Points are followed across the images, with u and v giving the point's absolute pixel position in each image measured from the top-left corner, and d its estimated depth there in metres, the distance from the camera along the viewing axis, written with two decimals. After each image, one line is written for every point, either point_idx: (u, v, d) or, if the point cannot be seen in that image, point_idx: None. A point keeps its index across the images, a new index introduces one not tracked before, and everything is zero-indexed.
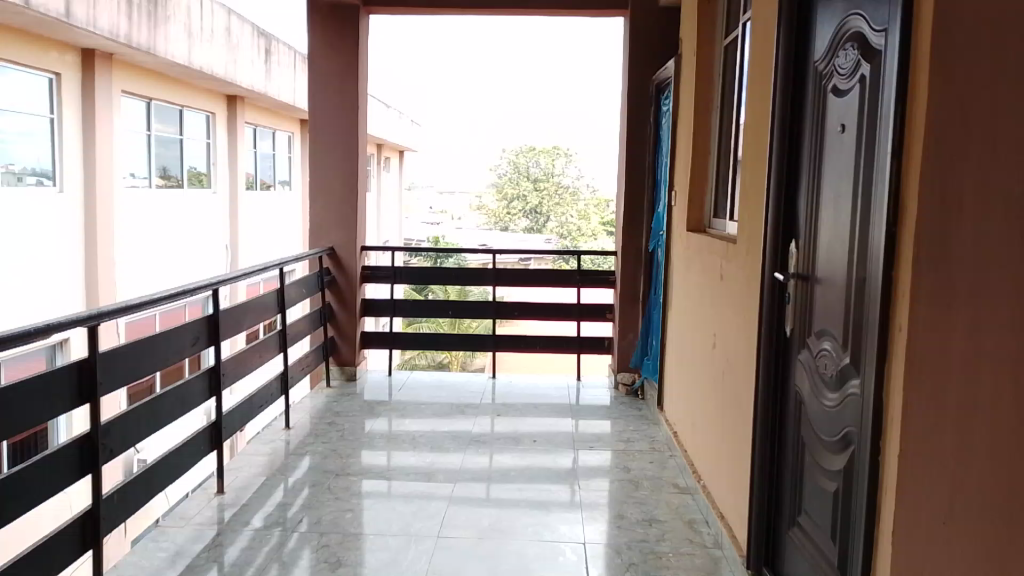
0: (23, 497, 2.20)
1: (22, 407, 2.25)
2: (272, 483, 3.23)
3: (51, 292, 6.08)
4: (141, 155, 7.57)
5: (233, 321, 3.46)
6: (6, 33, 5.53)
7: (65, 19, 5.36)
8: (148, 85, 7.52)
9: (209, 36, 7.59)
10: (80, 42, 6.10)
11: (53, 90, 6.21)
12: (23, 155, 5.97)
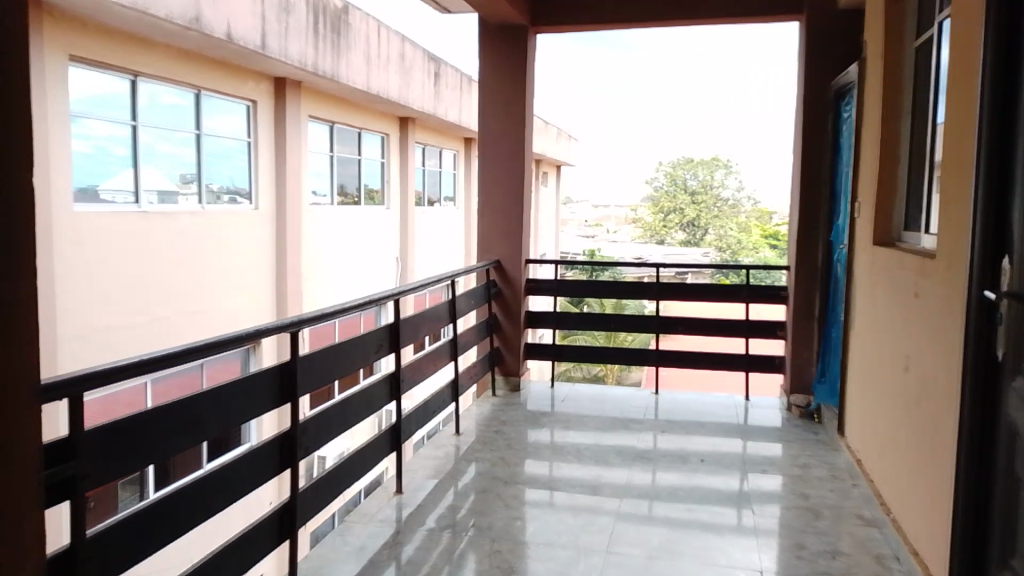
0: (231, 489, 2.43)
1: (234, 405, 2.51)
2: (444, 486, 3.35)
3: (245, 301, 6.69)
4: (324, 175, 8.18)
5: (412, 330, 3.64)
6: (212, 67, 6.20)
7: (260, 50, 5.90)
8: (332, 110, 8.12)
9: (385, 63, 8.06)
10: (273, 71, 6.71)
11: (250, 116, 6.86)
12: (221, 174, 6.59)
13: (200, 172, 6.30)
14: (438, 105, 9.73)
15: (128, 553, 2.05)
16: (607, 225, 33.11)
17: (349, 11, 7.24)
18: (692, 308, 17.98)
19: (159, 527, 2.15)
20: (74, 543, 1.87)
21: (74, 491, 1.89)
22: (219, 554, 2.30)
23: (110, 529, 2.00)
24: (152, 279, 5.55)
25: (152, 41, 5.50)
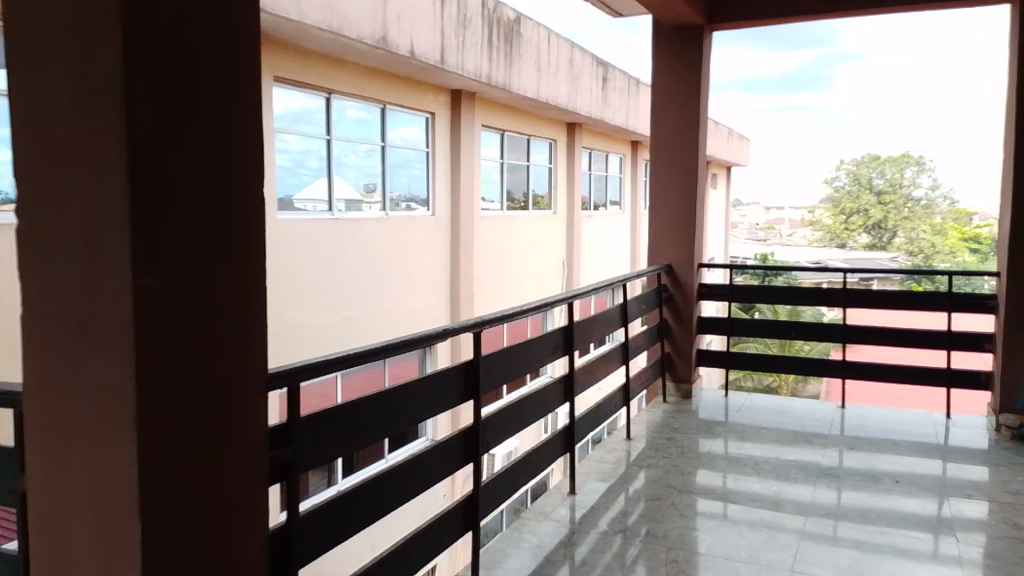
0: (420, 478, 2.60)
1: (423, 398, 2.67)
2: (615, 490, 3.36)
3: (423, 303, 7.06)
4: (495, 182, 8.47)
5: (585, 332, 3.68)
6: (395, 84, 6.64)
7: (439, 64, 6.19)
8: (502, 119, 8.40)
9: (554, 70, 8.21)
10: (449, 84, 7.05)
11: (428, 127, 7.26)
12: (400, 183, 6.97)
13: (384, 182, 6.71)
14: (607, 110, 9.80)
15: (335, 533, 2.24)
16: (780, 229, 31.76)
17: (521, 21, 7.45)
18: (878, 316, 16.74)
19: (360, 510, 2.33)
20: (292, 518, 2.07)
21: (291, 471, 2.09)
22: (407, 542, 2.46)
23: (319, 508, 2.19)
24: (341, 281, 6.01)
25: (343, 60, 5.96)
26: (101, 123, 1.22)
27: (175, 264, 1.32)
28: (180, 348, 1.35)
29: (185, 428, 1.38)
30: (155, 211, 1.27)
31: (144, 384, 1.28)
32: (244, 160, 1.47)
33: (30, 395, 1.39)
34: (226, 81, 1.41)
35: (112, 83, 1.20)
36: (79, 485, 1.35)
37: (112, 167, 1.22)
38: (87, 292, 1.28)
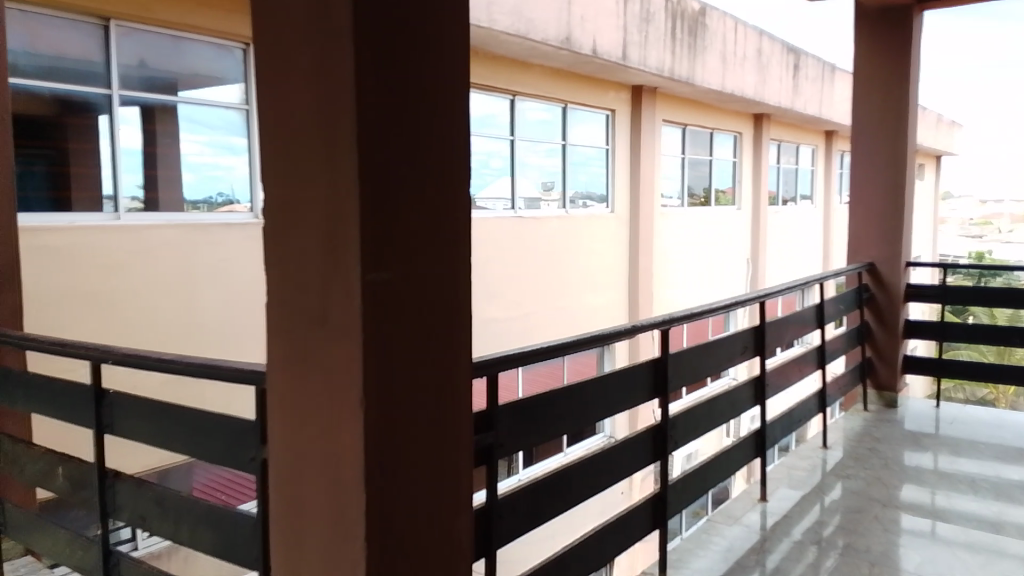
0: (610, 471, 2.61)
1: (613, 393, 2.67)
2: (809, 499, 3.19)
3: (602, 301, 7.12)
4: (676, 178, 8.36)
5: (777, 333, 3.53)
6: (576, 84, 6.73)
7: (622, 62, 6.17)
8: (687, 113, 8.33)
9: (740, 61, 7.98)
10: (630, 80, 7.04)
11: (608, 124, 7.31)
12: (578, 181, 7.04)
13: (563, 180, 6.82)
14: (797, 99, 9.49)
15: (532, 519, 2.31)
16: (996, 225, 28.63)
17: (706, 13, 7.30)
18: None
19: (555, 499, 2.38)
20: (491, 501, 2.16)
21: (492, 456, 2.18)
22: (598, 532, 2.49)
23: (516, 494, 2.26)
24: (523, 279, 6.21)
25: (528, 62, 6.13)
26: (336, 132, 1.38)
27: (398, 257, 1.46)
28: (400, 334, 1.48)
29: (405, 411, 1.51)
30: (382, 210, 1.41)
31: (371, 367, 1.42)
32: (453, 159, 1.59)
33: (274, 375, 1.59)
34: (440, 87, 1.53)
35: (346, 94, 1.35)
36: (313, 457, 1.53)
37: (347, 172, 1.37)
38: (323, 285, 1.45)
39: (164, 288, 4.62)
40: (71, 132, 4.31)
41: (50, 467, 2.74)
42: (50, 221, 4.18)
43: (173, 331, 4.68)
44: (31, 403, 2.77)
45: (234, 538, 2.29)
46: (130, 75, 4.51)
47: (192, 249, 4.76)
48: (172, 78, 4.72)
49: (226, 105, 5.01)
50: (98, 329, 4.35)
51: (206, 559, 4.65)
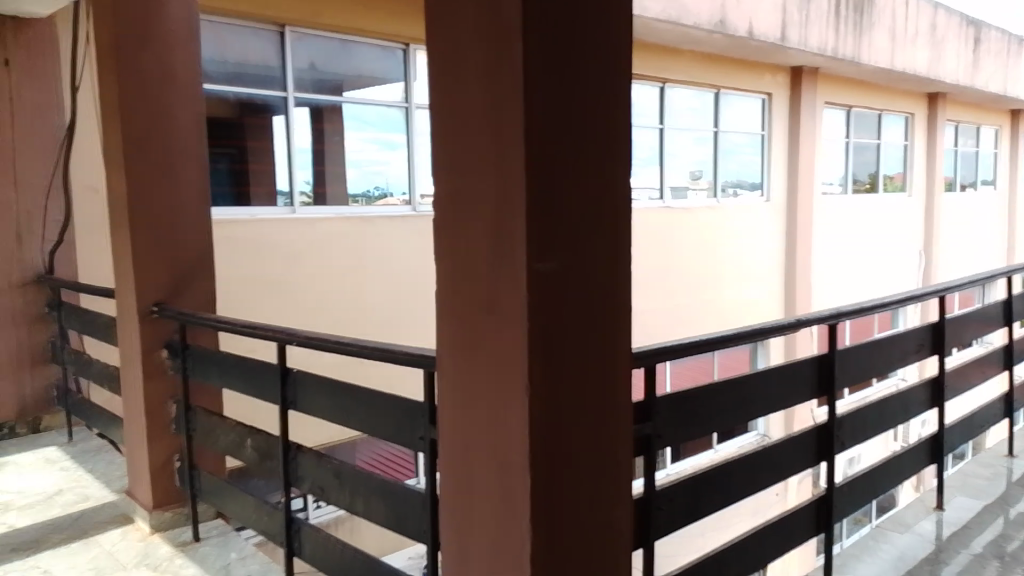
0: (771, 470, 2.53)
1: (775, 390, 2.58)
2: (992, 511, 2.94)
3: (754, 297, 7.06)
4: (839, 164, 8.53)
5: (958, 331, 3.27)
6: (733, 68, 6.98)
7: (780, 43, 6.28)
8: (854, 95, 8.48)
9: (910, 35, 7.90)
10: (788, 61, 7.24)
11: (765, 108, 7.50)
12: (733, 168, 7.28)
13: (716, 168, 7.02)
14: (977, 76, 9.39)
15: (691, 513, 2.28)
16: None
17: None
18: None
19: (713, 495, 2.33)
20: (649, 492, 2.15)
21: (651, 447, 2.18)
22: (757, 533, 2.42)
23: (674, 486, 2.24)
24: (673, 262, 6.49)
25: (680, 49, 6.35)
26: (506, 127, 1.46)
27: (562, 248, 1.52)
28: (563, 322, 1.54)
29: (568, 394, 1.57)
30: (547, 203, 1.48)
31: (536, 353, 1.49)
32: (616, 153, 1.63)
33: (443, 360, 1.70)
34: (603, 83, 1.59)
35: (515, 91, 1.43)
36: (479, 437, 1.62)
37: (515, 167, 1.45)
38: (490, 273, 1.54)
39: (332, 275, 4.95)
40: (251, 132, 4.70)
41: (239, 438, 2.98)
42: (234, 214, 4.58)
43: (337, 317, 4.99)
44: (222, 379, 3.00)
45: (405, 512, 2.45)
46: (303, 78, 4.84)
47: (358, 238, 5.06)
48: (339, 80, 5.01)
49: (388, 104, 5.25)
50: (277, 312, 4.73)
51: (371, 530, 4.94)
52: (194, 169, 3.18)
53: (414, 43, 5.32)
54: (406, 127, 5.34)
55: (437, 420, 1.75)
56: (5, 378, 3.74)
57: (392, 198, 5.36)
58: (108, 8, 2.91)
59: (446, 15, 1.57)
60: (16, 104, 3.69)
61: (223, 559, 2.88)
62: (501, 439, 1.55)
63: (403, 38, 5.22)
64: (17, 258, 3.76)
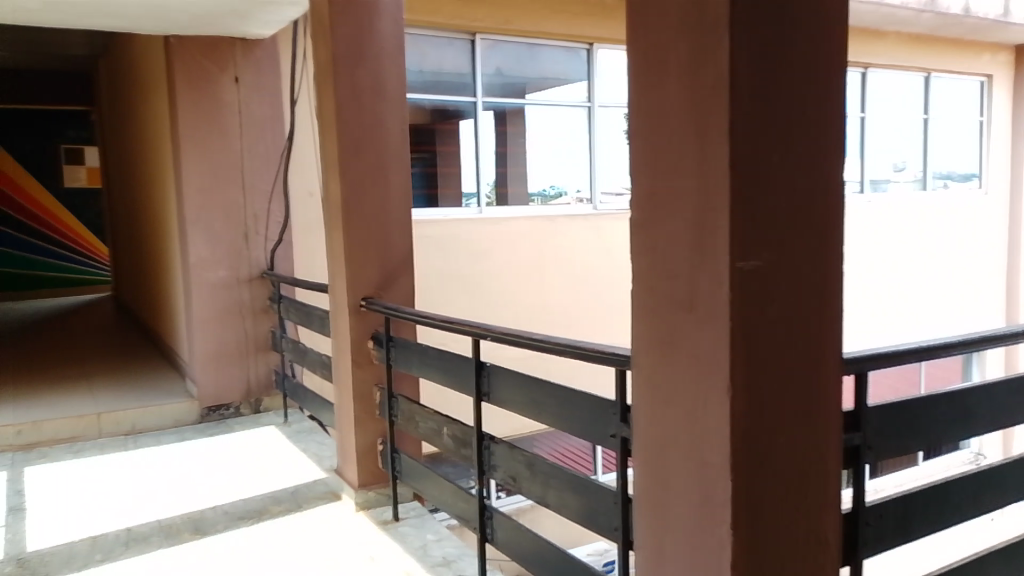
0: (996, 490, 2.31)
1: (1002, 403, 2.35)
2: None
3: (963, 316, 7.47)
4: None
5: None
6: (951, 49, 7.25)
7: (1001, 19, 6.44)
8: None
9: None
10: (1007, 39, 7.40)
11: (984, 90, 7.72)
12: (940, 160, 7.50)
13: (926, 164, 7.35)
14: None
15: (905, 531, 2.13)
16: None
17: None
18: None
19: (930, 514, 2.17)
20: (858, 506, 2.02)
21: (861, 459, 2.04)
22: (984, 557, 2.23)
23: (884, 502, 2.09)
24: (873, 234, 6.80)
25: (884, 32, 6.63)
26: (710, 123, 1.44)
27: (768, 247, 1.48)
28: (768, 323, 1.50)
29: (771, 392, 1.52)
30: (752, 202, 1.45)
31: (738, 355, 1.46)
32: (828, 145, 1.56)
33: (640, 360, 1.69)
34: (815, 72, 1.52)
35: (720, 84, 1.41)
36: (678, 436, 1.60)
37: (718, 166, 1.44)
38: (692, 270, 1.52)
39: (517, 272, 5.16)
40: (440, 137, 4.99)
41: (438, 425, 3.17)
42: (429, 216, 4.87)
43: (523, 314, 5.19)
44: (423, 369, 3.19)
45: (596, 507, 2.46)
46: (493, 83, 5.07)
47: (538, 235, 5.24)
48: (523, 83, 5.20)
49: (572, 103, 5.41)
50: (470, 308, 4.99)
51: (552, 518, 5.07)
52: (399, 173, 3.41)
53: (597, 41, 5.42)
54: (591, 126, 5.49)
55: (633, 420, 1.74)
56: (235, 362, 4.25)
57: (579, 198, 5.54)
58: (327, 28, 3.19)
59: (645, 13, 1.58)
60: (244, 118, 4.15)
61: (420, 540, 3.06)
62: (700, 440, 1.54)
63: (587, 37, 5.35)
64: (246, 256, 4.23)
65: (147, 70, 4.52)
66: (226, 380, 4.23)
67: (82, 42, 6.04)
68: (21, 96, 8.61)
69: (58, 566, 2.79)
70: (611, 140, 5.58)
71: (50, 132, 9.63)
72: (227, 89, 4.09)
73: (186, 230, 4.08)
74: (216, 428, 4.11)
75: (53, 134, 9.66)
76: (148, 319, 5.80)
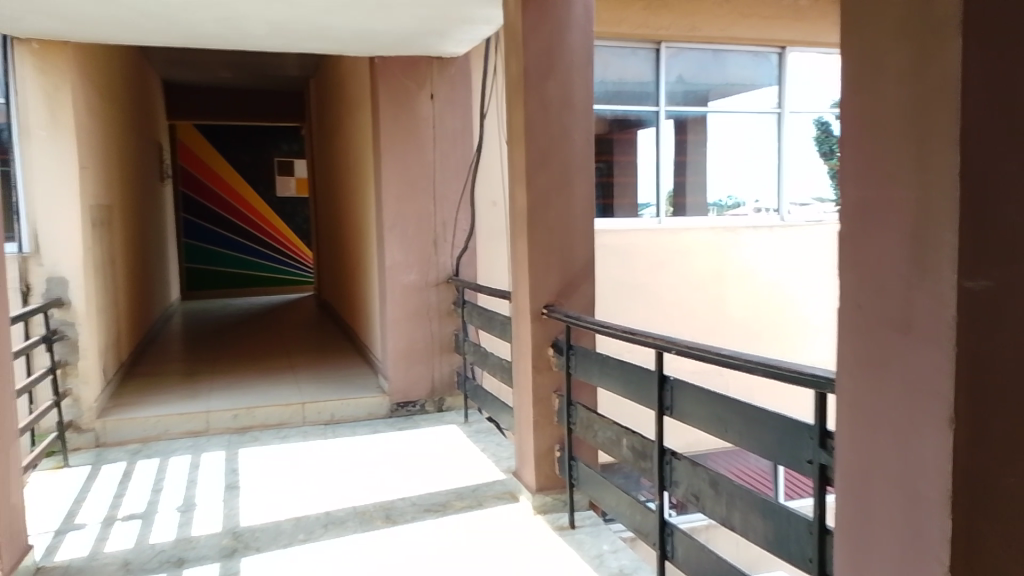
0: None
1: None
2: None
3: None
4: None
5: None
6: None
7: None
8: None
9: None
10: None
11: None
12: None
13: None
14: None
15: None
16: None
17: None
18: None
19: None
20: None
21: None
22: None
23: None
24: None
25: None
26: (932, 119, 1.20)
27: (1012, 266, 1.17)
28: (1008, 361, 1.18)
29: (1011, 450, 1.21)
30: (989, 210, 1.16)
31: (961, 398, 1.19)
32: None
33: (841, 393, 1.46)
34: None
35: (949, 84, 1.17)
36: (886, 486, 1.34)
37: (943, 169, 1.18)
38: (904, 293, 1.28)
39: (696, 282, 5.23)
40: (619, 147, 5.24)
41: (616, 436, 3.12)
42: (609, 225, 5.17)
43: (697, 324, 5.25)
44: (601, 378, 3.17)
45: (787, 534, 2.27)
46: (675, 91, 5.27)
47: (715, 245, 5.27)
48: (707, 90, 5.36)
49: (756, 111, 5.48)
50: (647, 316, 5.15)
51: (724, 532, 4.93)
52: (583, 183, 3.44)
53: (791, 45, 5.46)
54: (778, 134, 5.53)
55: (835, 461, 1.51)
56: (423, 361, 4.50)
57: (764, 209, 5.59)
58: (520, 43, 3.28)
59: (854, 3, 1.36)
60: (438, 131, 4.38)
61: (596, 549, 3.06)
62: (911, 493, 1.29)
63: (779, 42, 5.42)
64: (435, 262, 4.47)
65: (353, 88, 4.91)
66: (413, 377, 4.49)
67: (296, 64, 6.71)
68: (242, 114, 9.74)
69: (268, 542, 3.07)
70: (796, 147, 5.57)
71: (266, 146, 10.87)
72: (423, 105, 4.34)
73: (383, 237, 4.39)
74: (405, 423, 4.38)
75: (268, 148, 10.89)
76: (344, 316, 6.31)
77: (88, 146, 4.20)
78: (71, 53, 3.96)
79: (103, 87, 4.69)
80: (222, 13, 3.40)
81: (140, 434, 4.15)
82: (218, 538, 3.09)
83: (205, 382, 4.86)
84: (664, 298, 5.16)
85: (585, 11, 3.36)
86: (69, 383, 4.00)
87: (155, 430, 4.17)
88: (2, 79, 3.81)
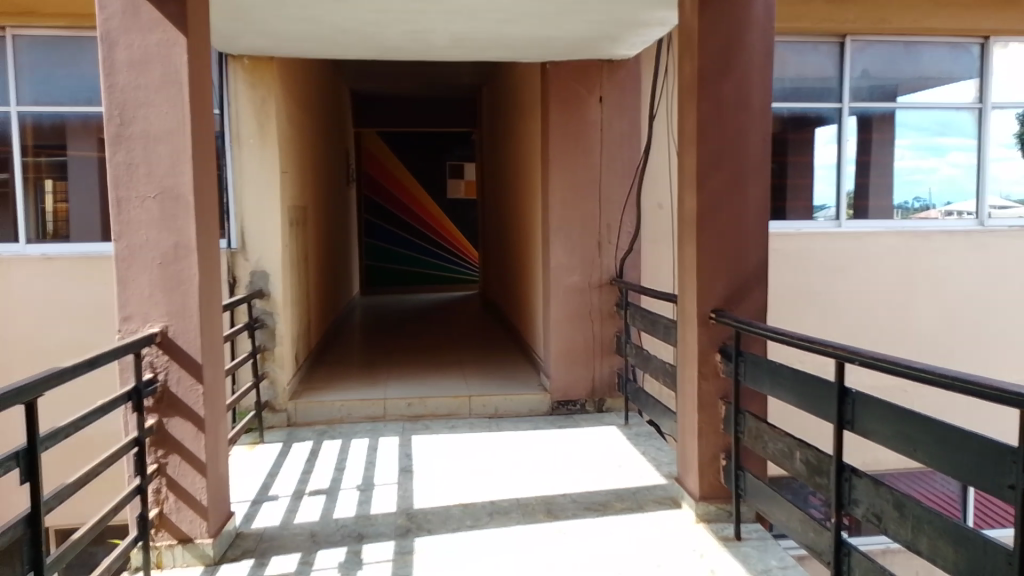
0: None
1: None
2: None
3: None
4: None
5: None
6: None
7: None
8: None
9: None
10: None
11: None
12: None
13: None
14: None
15: None
16: None
17: None
18: None
19: None
20: None
21: None
22: None
23: None
24: None
25: None
26: None
27: None
28: None
29: None
30: None
31: None
32: None
33: None
34: None
35: None
36: None
37: None
38: None
39: (877, 290, 4.90)
40: (794, 147, 5.02)
41: (788, 448, 2.98)
42: (780, 229, 4.98)
43: (876, 335, 4.91)
44: (772, 387, 3.04)
45: (983, 566, 2.06)
46: (860, 87, 4.99)
47: (899, 251, 4.91)
48: (895, 85, 5.02)
49: (952, 106, 5.05)
50: (821, 324, 4.89)
51: (904, 555, 4.57)
52: (757, 186, 3.34)
53: (996, 36, 5.00)
54: (977, 130, 5.06)
55: None
56: (585, 360, 4.56)
57: (959, 213, 5.11)
58: (695, 44, 3.24)
59: None
60: (606, 134, 4.41)
61: (763, 564, 2.94)
62: None
63: (981, 32, 4.97)
64: (599, 263, 4.51)
65: (524, 93, 5.07)
66: (575, 377, 4.56)
67: (469, 72, 7.01)
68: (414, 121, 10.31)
69: (438, 525, 3.24)
70: (999, 145, 5.07)
71: (440, 152, 11.37)
72: (592, 110, 4.39)
73: (550, 238, 4.49)
74: (566, 421, 4.45)
75: (442, 153, 11.39)
76: (510, 315, 6.50)
77: (288, 153, 4.64)
78: (276, 69, 4.39)
79: (301, 99, 5.14)
80: (408, 27, 3.63)
81: (325, 417, 4.51)
82: (394, 518, 3.30)
83: (382, 372, 5.20)
84: (838, 306, 4.88)
85: (766, 9, 3.26)
86: (267, 366, 4.42)
87: (338, 413, 4.53)
88: (219, 93, 4.30)
